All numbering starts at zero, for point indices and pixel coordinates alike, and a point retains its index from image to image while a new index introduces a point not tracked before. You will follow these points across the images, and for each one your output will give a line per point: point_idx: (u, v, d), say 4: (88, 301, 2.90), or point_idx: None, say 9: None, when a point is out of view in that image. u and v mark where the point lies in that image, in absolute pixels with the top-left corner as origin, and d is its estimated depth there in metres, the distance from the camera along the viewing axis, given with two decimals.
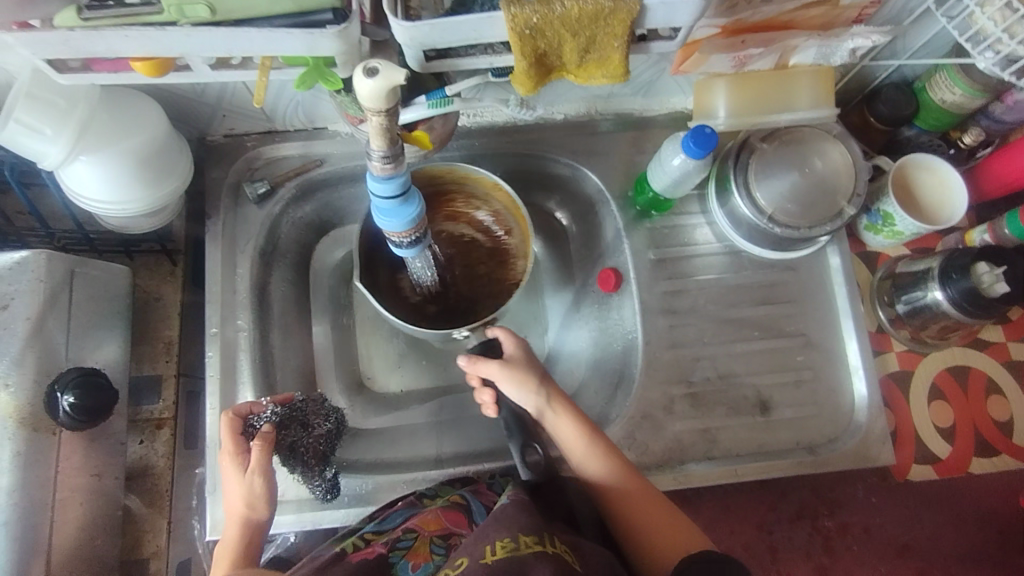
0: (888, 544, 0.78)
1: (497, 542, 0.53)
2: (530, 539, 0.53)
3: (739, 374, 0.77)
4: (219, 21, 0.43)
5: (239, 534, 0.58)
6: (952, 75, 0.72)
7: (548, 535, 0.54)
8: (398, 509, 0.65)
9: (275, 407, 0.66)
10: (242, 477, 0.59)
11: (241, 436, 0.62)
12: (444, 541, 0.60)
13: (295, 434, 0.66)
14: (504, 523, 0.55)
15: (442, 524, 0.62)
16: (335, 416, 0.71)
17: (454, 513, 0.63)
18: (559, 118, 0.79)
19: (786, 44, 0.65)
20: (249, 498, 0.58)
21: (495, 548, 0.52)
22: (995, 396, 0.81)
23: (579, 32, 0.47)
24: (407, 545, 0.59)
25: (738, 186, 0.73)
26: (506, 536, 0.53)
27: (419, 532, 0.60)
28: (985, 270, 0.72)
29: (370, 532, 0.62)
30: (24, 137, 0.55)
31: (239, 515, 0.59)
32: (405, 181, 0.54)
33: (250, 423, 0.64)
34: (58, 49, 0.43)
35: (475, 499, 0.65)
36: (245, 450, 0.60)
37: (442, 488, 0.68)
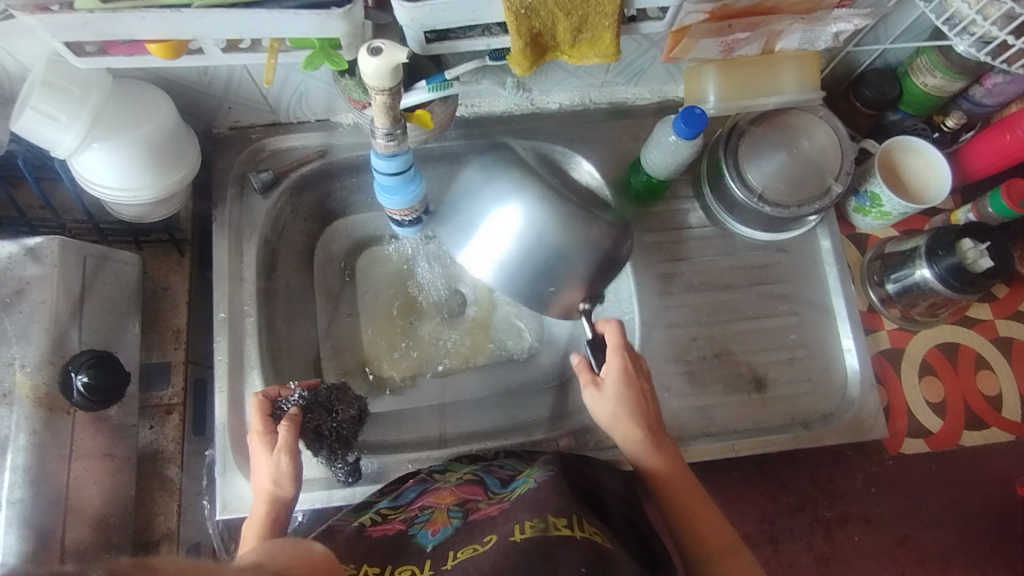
0: (888, 535, 0.80)
1: (525, 521, 0.54)
2: (559, 521, 0.53)
3: (735, 352, 0.79)
4: (233, 2, 0.45)
5: (266, 510, 0.59)
6: (932, 58, 0.75)
7: (578, 519, 0.54)
8: (410, 487, 0.66)
9: (301, 391, 0.67)
10: (269, 456, 0.60)
11: (269, 419, 0.63)
12: (461, 506, 0.60)
13: (319, 418, 0.67)
14: (540, 504, 0.56)
15: (458, 495, 0.62)
16: (358, 404, 0.71)
17: (469, 486, 0.64)
18: (555, 108, 0.82)
19: (771, 28, 0.67)
20: (273, 472, 0.59)
21: (524, 528, 0.53)
22: (984, 371, 0.83)
23: (571, 12, 0.49)
24: (425, 518, 0.60)
25: (729, 168, 0.76)
26: (536, 517, 0.54)
27: (436, 506, 0.61)
28: (970, 245, 0.75)
29: (386, 508, 0.63)
30: (39, 124, 0.57)
31: (266, 492, 0.59)
32: (407, 159, 0.56)
33: (278, 405, 0.65)
34: (78, 31, 0.46)
35: (489, 474, 0.66)
36: (272, 429, 0.62)
37: (450, 463, 0.70)
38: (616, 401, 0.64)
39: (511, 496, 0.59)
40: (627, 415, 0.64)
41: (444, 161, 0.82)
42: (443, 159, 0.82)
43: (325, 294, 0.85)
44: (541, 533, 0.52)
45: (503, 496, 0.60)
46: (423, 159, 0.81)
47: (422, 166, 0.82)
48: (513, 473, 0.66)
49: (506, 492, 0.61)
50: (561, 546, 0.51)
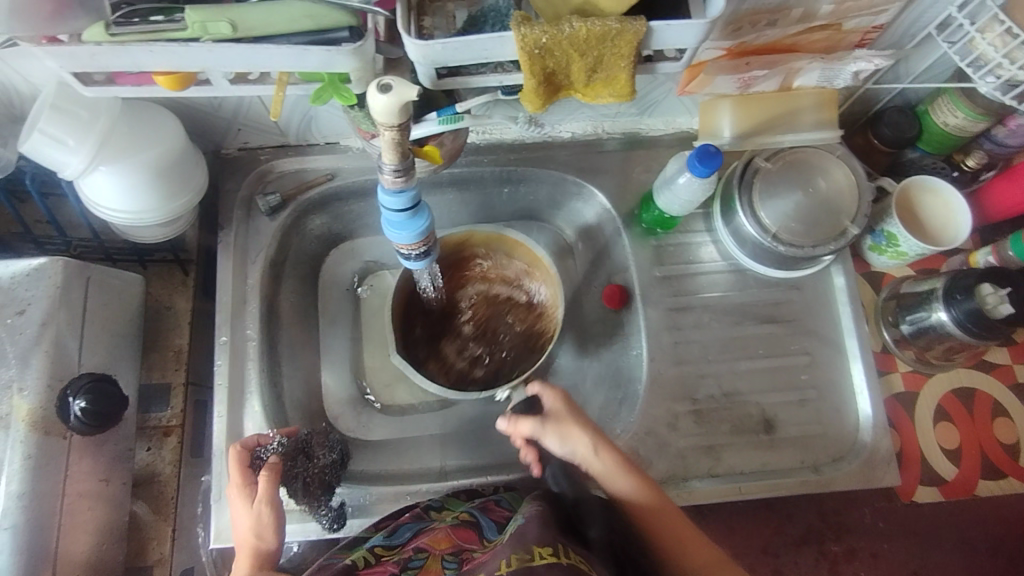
0: (896, 571, 0.77)
1: (511, 555, 0.53)
2: (544, 550, 0.53)
3: (744, 392, 0.78)
4: (241, 36, 0.45)
5: (249, 557, 0.56)
6: (955, 99, 0.73)
7: (562, 547, 0.54)
8: (406, 524, 0.65)
9: (281, 439, 0.66)
10: (248, 509, 0.58)
11: (248, 469, 0.61)
12: (456, 556, 0.58)
13: (300, 465, 0.67)
14: (524, 537, 0.55)
15: (453, 541, 0.61)
16: (338, 447, 0.72)
17: (464, 530, 0.62)
18: (567, 136, 0.81)
19: (790, 67, 0.66)
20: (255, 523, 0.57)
21: (511, 561, 0.52)
22: (1001, 418, 0.81)
23: (586, 53, 0.48)
24: (419, 564, 0.58)
25: (743, 206, 0.74)
26: (521, 550, 0.53)
27: (430, 550, 0.59)
28: (989, 291, 0.73)
29: (381, 546, 0.62)
30: (47, 146, 0.57)
31: (248, 544, 0.57)
32: (416, 195, 0.55)
33: (257, 454, 0.63)
34: (85, 62, 0.45)
35: (485, 516, 0.64)
36: (252, 481, 0.60)
37: (448, 500, 0.69)
38: (563, 434, 0.61)
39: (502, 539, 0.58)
40: (608, 451, 0.61)
41: (452, 188, 0.81)
42: (453, 184, 0.81)
43: (327, 317, 0.84)
44: (528, 564, 0.51)
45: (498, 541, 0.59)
46: (432, 185, 0.80)
47: (430, 192, 0.81)
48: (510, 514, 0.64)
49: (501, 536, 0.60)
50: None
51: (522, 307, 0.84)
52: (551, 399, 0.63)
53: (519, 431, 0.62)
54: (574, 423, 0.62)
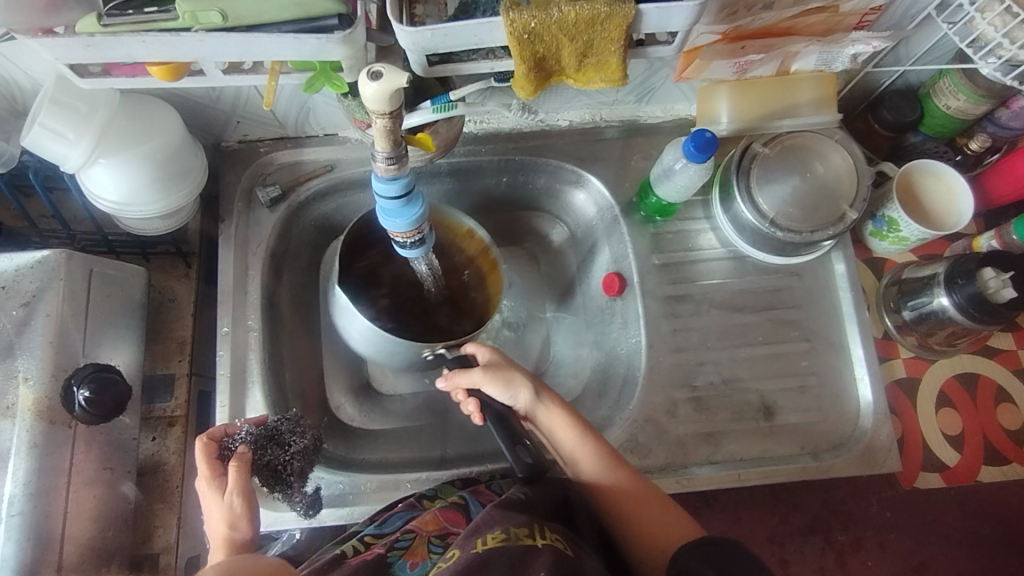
0: (905, 560, 0.77)
1: (486, 534, 0.53)
2: (521, 531, 0.54)
3: (743, 379, 0.77)
4: (233, 26, 0.45)
5: (224, 555, 0.55)
6: (956, 81, 0.72)
7: (538, 527, 0.55)
8: (398, 513, 0.65)
9: (248, 427, 0.65)
10: (220, 500, 0.57)
11: (216, 461, 0.60)
12: (443, 540, 0.60)
13: (272, 453, 0.65)
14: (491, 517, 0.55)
15: (440, 523, 0.62)
16: (312, 432, 0.69)
17: (452, 512, 0.63)
18: (564, 125, 0.81)
19: (786, 50, 0.66)
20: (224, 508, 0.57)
21: (485, 539, 0.53)
22: (1005, 404, 0.80)
23: (576, 37, 0.48)
24: (405, 544, 0.59)
25: (741, 192, 0.74)
26: (498, 529, 0.54)
27: (418, 532, 0.60)
28: (991, 275, 0.72)
29: (370, 535, 0.62)
30: (48, 139, 0.58)
31: (221, 537, 0.56)
32: (409, 181, 0.55)
33: (224, 445, 0.62)
34: (81, 54, 0.46)
35: (475, 498, 0.65)
36: (222, 473, 0.59)
37: (442, 488, 0.69)
38: (501, 381, 0.67)
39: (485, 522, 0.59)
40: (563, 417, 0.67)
41: (451, 178, 0.82)
42: (451, 175, 0.81)
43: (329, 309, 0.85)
44: (503, 543, 0.52)
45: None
46: (431, 175, 0.80)
47: (429, 181, 0.81)
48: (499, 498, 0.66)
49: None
50: (526, 558, 0.51)
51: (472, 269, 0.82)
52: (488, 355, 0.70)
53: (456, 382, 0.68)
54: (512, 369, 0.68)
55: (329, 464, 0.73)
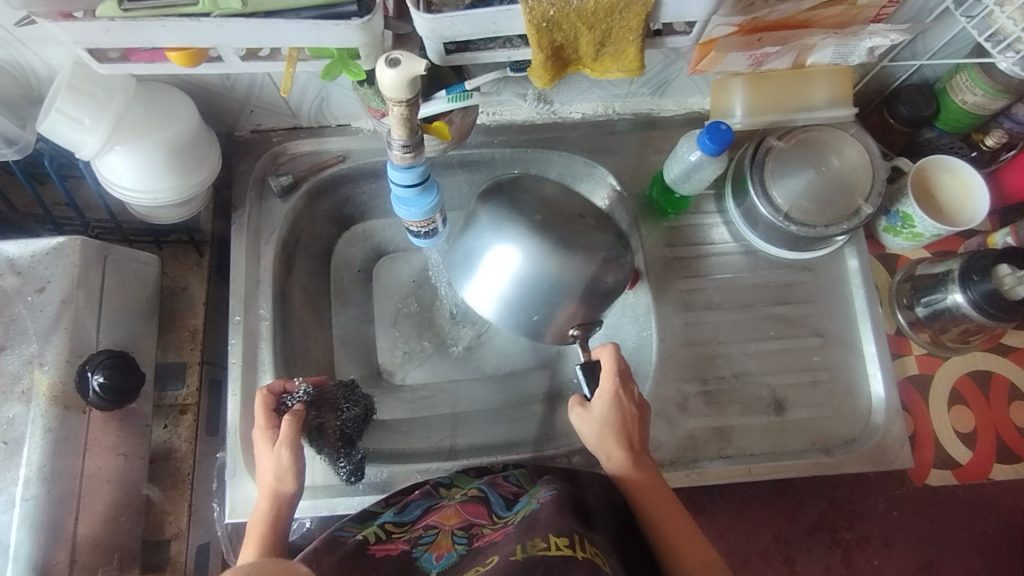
0: (910, 559, 0.77)
1: (527, 542, 0.53)
2: (561, 541, 0.53)
3: (754, 373, 0.77)
4: (253, 12, 0.45)
5: (267, 507, 0.59)
6: (973, 75, 0.72)
7: (579, 539, 0.53)
8: (415, 501, 0.66)
9: (308, 387, 0.67)
10: (270, 451, 0.61)
11: (272, 414, 0.64)
12: (466, 531, 0.60)
13: (324, 416, 0.68)
14: (535, 526, 0.56)
15: (462, 517, 0.62)
16: (364, 402, 0.72)
17: (473, 506, 0.64)
18: (577, 117, 0.81)
19: (803, 42, 0.66)
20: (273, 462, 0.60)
21: (526, 547, 0.52)
22: (1017, 402, 0.80)
23: (595, 25, 0.48)
24: (429, 540, 0.59)
25: (754, 185, 0.73)
26: (537, 537, 0.53)
27: (440, 527, 0.61)
28: (1007, 272, 0.71)
29: (391, 523, 0.63)
30: (63, 126, 0.58)
31: (268, 489, 0.60)
32: (424, 170, 0.55)
33: (281, 401, 0.65)
34: (100, 38, 0.46)
35: (493, 490, 0.66)
36: (275, 426, 0.63)
37: (457, 477, 0.70)
38: (601, 434, 0.65)
39: (514, 519, 0.59)
40: (612, 434, 0.65)
41: (463, 169, 0.82)
42: (464, 166, 0.81)
43: (340, 299, 0.85)
44: (543, 553, 0.51)
45: (508, 520, 0.60)
46: (443, 166, 0.81)
47: (441, 172, 0.82)
48: (517, 490, 0.65)
49: (510, 515, 0.61)
50: (564, 566, 0.50)
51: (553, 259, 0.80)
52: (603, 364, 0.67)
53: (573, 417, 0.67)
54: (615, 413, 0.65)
55: None
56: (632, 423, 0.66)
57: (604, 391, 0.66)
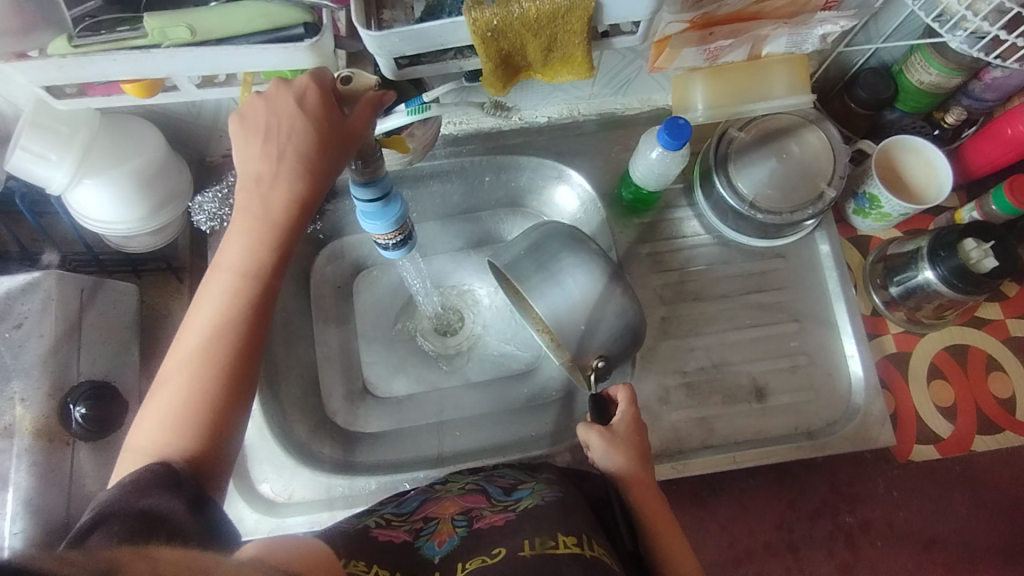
0: (914, 538, 0.79)
1: (534, 537, 0.55)
2: (569, 540, 0.55)
3: (734, 362, 0.78)
4: (204, 40, 0.46)
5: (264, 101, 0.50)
6: (926, 56, 0.73)
7: (587, 538, 0.56)
8: (413, 496, 0.67)
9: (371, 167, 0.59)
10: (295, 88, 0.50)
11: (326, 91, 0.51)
12: (466, 515, 0.61)
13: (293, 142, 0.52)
14: (544, 522, 0.57)
15: (461, 504, 0.63)
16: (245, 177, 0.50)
17: (473, 496, 0.64)
18: (543, 121, 0.82)
19: (755, 34, 0.67)
20: (258, 253, 0.52)
21: (534, 544, 0.54)
22: (996, 373, 0.80)
23: (539, 31, 0.49)
24: (430, 530, 0.60)
25: (720, 176, 0.75)
26: (545, 534, 0.55)
27: (440, 517, 0.61)
28: (973, 245, 0.73)
29: (391, 514, 0.64)
30: (29, 162, 0.59)
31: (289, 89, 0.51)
32: (386, 184, 0.57)
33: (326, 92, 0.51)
34: (54, 75, 0.47)
35: (490, 484, 0.66)
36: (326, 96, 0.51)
37: (453, 475, 0.70)
38: (620, 452, 0.64)
39: (516, 506, 0.60)
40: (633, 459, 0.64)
41: (435, 180, 0.83)
42: (435, 176, 0.82)
43: (322, 315, 0.86)
44: (551, 551, 0.53)
45: (508, 505, 0.61)
46: (414, 179, 0.82)
47: (412, 185, 0.83)
48: (514, 481, 0.66)
49: (511, 501, 0.62)
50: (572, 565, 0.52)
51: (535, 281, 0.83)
52: (625, 405, 0.66)
53: (587, 437, 0.66)
54: (636, 437, 0.65)
55: (328, 469, 0.74)
56: (644, 448, 0.66)
57: (628, 415, 0.66)
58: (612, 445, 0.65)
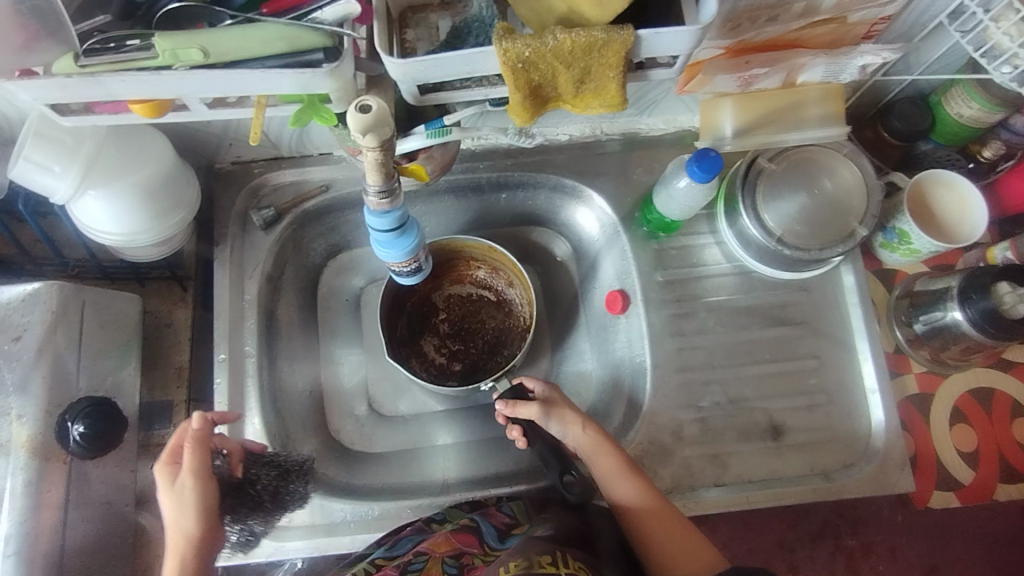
0: (917, 563, 0.77)
1: (511, 562, 0.58)
2: (544, 561, 0.57)
3: (751, 398, 0.76)
4: (214, 62, 0.43)
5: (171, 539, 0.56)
6: (969, 89, 0.70)
7: (561, 557, 0.58)
8: (408, 535, 0.65)
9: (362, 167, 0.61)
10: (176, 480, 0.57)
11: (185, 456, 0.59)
12: (456, 561, 0.62)
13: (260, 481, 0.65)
14: (521, 548, 0.59)
15: (453, 545, 0.63)
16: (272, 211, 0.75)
17: (465, 534, 0.64)
18: (564, 139, 0.79)
19: (793, 63, 0.64)
20: (183, 495, 0.56)
21: (511, 567, 0.57)
22: (1020, 419, 0.78)
23: (573, 64, 0.47)
24: (418, 568, 0.61)
25: (746, 209, 0.72)
26: (520, 558, 0.58)
27: (430, 554, 0.62)
28: (1006, 290, 0.69)
29: (381, 558, 0.63)
30: (32, 173, 0.56)
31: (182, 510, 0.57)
32: (402, 214, 0.55)
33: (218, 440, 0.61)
34: (58, 93, 0.44)
35: (486, 521, 0.65)
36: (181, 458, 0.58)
37: (450, 512, 0.68)
38: (562, 414, 0.68)
39: (503, 554, 0.60)
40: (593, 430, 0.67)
41: (449, 196, 0.80)
42: (449, 193, 0.80)
43: (329, 329, 0.84)
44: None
45: (498, 556, 0.61)
46: (429, 194, 0.79)
47: (427, 200, 0.80)
48: (511, 521, 0.65)
49: (501, 552, 0.61)
50: None
51: (492, 306, 0.86)
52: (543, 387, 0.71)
53: (517, 410, 0.68)
54: (568, 407, 0.69)
55: (330, 492, 0.72)
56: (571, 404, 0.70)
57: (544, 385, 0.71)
58: (551, 406, 0.68)
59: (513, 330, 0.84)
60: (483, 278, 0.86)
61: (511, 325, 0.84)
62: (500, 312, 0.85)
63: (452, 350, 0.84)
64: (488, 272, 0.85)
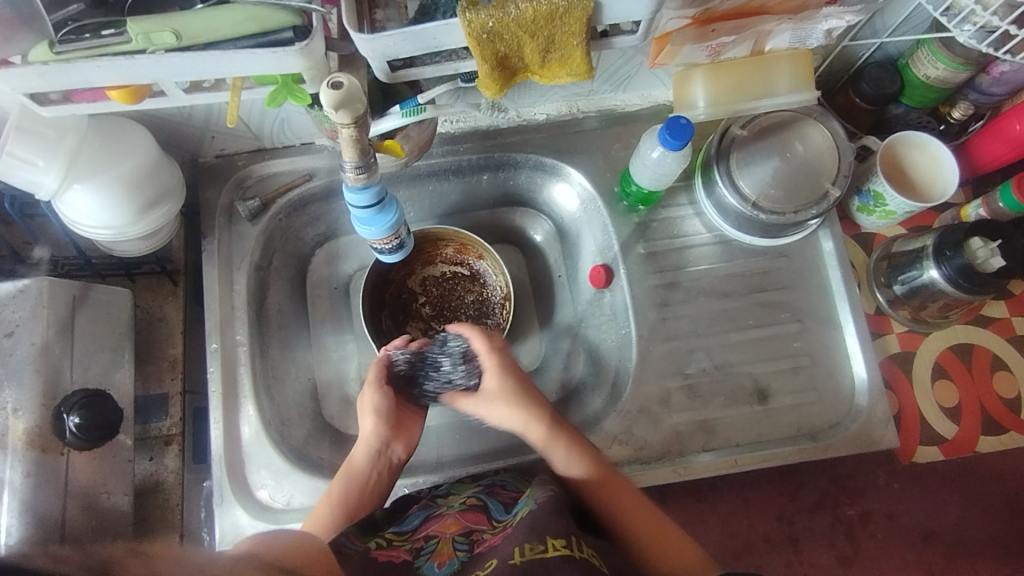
0: (911, 531, 0.78)
1: (524, 543, 0.54)
2: (558, 542, 0.54)
3: (736, 364, 0.77)
4: (187, 44, 0.45)
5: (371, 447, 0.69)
6: (933, 50, 0.71)
7: (577, 539, 0.55)
8: (415, 512, 0.66)
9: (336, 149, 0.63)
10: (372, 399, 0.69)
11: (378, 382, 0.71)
12: (466, 537, 0.60)
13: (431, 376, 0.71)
14: (536, 526, 0.56)
15: (462, 524, 0.62)
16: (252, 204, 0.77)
17: (473, 514, 0.63)
18: (542, 118, 0.80)
19: (759, 29, 0.65)
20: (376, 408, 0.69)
21: (524, 550, 0.53)
22: (1001, 373, 0.80)
23: (537, 33, 0.48)
24: (431, 549, 0.59)
25: (722, 177, 0.74)
26: (533, 537, 0.55)
27: (441, 536, 0.61)
28: (980, 245, 0.71)
29: (392, 534, 0.63)
30: (16, 168, 0.57)
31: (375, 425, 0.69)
32: (380, 191, 0.57)
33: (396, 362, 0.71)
34: (36, 82, 0.45)
35: (492, 498, 0.65)
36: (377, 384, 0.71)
37: (454, 487, 0.70)
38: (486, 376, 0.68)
39: (513, 521, 0.59)
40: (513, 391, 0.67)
41: (431, 179, 0.82)
42: (431, 177, 0.81)
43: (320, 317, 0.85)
44: (540, 554, 0.53)
45: (507, 523, 0.60)
46: (411, 178, 0.81)
47: (410, 185, 0.82)
48: (517, 495, 0.65)
49: (509, 518, 0.61)
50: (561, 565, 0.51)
51: (466, 280, 0.87)
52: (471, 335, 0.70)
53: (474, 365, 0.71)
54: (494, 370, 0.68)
55: (327, 474, 0.73)
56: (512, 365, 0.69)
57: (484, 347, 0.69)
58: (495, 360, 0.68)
59: (491, 303, 0.85)
60: (452, 255, 0.87)
61: (488, 295, 0.86)
62: (475, 285, 0.86)
63: (439, 330, 0.85)
64: (457, 250, 0.86)
